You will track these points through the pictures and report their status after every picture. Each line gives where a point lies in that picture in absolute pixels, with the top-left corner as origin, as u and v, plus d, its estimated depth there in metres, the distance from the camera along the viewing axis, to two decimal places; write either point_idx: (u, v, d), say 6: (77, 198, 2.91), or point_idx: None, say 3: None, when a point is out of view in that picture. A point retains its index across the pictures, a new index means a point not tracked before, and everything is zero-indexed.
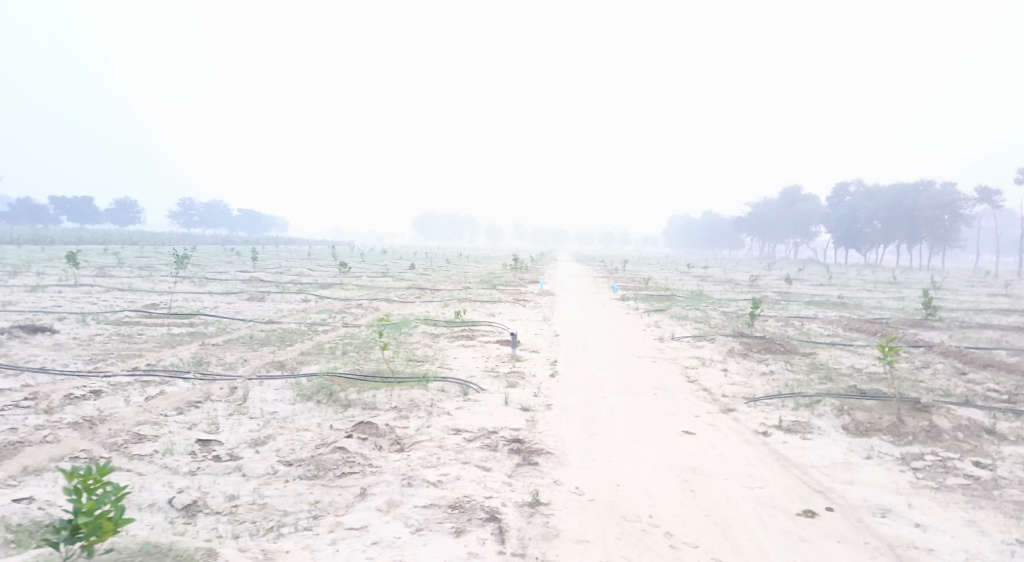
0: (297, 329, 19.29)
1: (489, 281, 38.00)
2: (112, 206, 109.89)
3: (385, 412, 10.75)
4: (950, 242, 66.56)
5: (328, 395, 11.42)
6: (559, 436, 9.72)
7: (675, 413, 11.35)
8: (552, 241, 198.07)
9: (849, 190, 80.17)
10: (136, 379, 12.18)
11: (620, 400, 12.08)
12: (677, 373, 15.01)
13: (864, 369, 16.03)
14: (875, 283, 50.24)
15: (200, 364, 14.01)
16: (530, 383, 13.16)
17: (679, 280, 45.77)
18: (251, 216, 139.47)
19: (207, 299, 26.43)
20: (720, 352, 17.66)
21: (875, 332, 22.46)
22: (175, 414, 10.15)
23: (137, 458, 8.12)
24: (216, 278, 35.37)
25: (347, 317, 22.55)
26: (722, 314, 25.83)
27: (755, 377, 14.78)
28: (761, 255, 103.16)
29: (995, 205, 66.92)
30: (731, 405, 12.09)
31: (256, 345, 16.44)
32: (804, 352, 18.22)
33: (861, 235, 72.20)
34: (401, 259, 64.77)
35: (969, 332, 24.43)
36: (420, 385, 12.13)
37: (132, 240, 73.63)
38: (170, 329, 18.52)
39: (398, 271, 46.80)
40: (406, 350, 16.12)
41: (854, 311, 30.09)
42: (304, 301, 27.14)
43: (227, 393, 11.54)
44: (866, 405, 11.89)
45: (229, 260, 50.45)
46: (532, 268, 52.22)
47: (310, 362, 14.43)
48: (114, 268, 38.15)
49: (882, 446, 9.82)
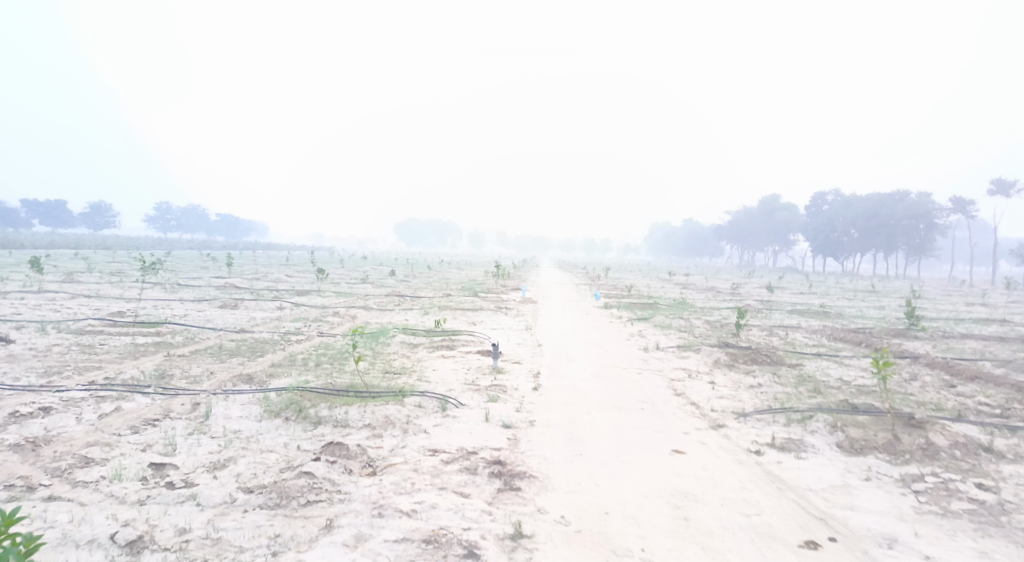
0: (270, 339, 18.51)
1: (471, 287, 37.41)
2: (86, 210, 107.64)
3: (358, 430, 10.11)
4: (926, 252, 67.25)
5: (298, 412, 10.75)
6: (543, 457, 9.16)
7: (663, 430, 10.84)
8: (533, 248, 197.48)
9: (827, 199, 80.89)
10: (91, 395, 11.39)
11: (605, 415, 11.57)
12: (663, 385, 14.52)
13: (852, 382, 15.66)
14: (856, 291, 50.51)
15: (162, 377, 13.24)
16: (512, 398, 12.57)
17: (660, 288, 45.45)
18: (230, 221, 137.47)
19: (177, 306, 25.53)
20: (706, 363, 17.21)
21: (860, 342, 22.18)
22: (129, 433, 9.42)
23: (80, 486, 7.40)
24: (189, 284, 34.33)
25: (323, 326, 21.86)
26: (706, 323, 25.49)
27: (743, 391, 14.33)
28: (740, 263, 103.32)
29: (969, 215, 67.88)
30: (721, 421, 11.63)
31: (224, 356, 15.68)
32: (790, 363, 17.88)
33: (839, 244, 72.25)
34: (381, 265, 63.85)
35: (952, 343, 24.31)
36: (396, 400, 11.50)
37: (106, 244, 71.90)
38: (134, 339, 17.65)
39: (377, 277, 46.01)
40: (382, 362, 15.47)
41: (837, 321, 29.96)
42: (279, 309, 26.29)
43: (189, 410, 10.81)
44: (859, 421, 11.50)
45: (204, 266, 49.28)
46: (513, 275, 51.77)
47: (280, 375, 13.71)
48: (83, 273, 36.87)
49: (879, 467, 9.39)
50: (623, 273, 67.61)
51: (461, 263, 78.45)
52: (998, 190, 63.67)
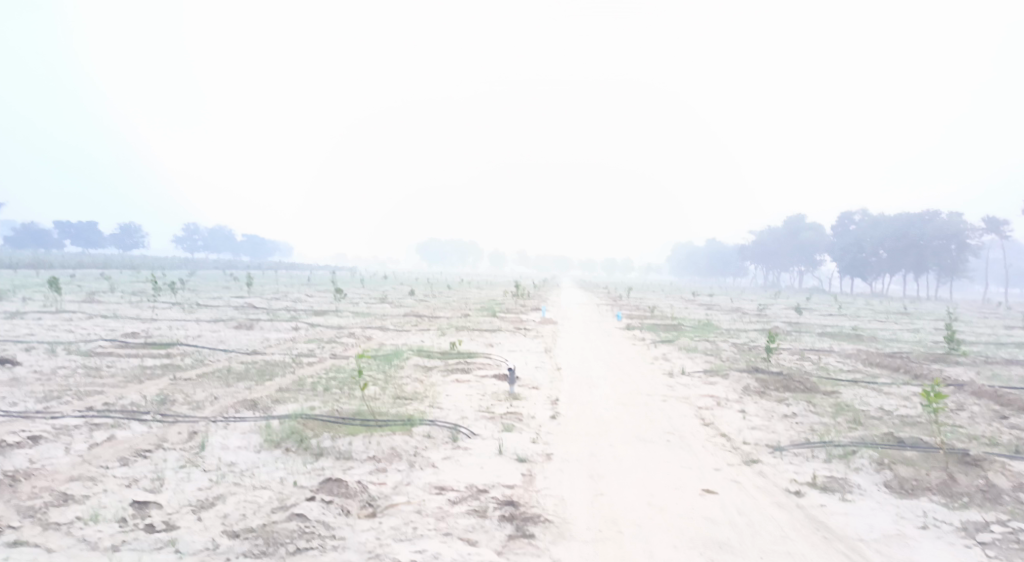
0: (280, 361, 17.95)
1: (490, 308, 36.71)
2: (116, 231, 109.39)
3: (361, 464, 9.40)
4: (958, 273, 65.15)
5: (299, 442, 10.07)
6: (560, 496, 8.38)
7: (692, 466, 9.98)
8: (554, 267, 196.99)
9: (853, 219, 79.09)
10: (87, 422, 10.86)
11: (629, 449, 10.72)
12: (690, 414, 13.60)
13: (894, 413, 14.57)
14: (887, 313, 48.63)
15: (164, 403, 12.69)
16: (528, 427, 11.77)
17: (684, 309, 44.16)
18: (255, 241, 138.89)
19: (191, 327, 25.18)
20: (735, 390, 16.24)
21: (898, 368, 21.02)
22: (117, 466, 8.83)
23: (52, 528, 6.83)
24: (208, 304, 34.12)
25: (336, 347, 21.28)
26: (734, 346, 24.43)
27: (777, 421, 13.34)
28: (765, 282, 101.33)
29: (1002, 235, 65.70)
30: (754, 455, 10.71)
31: (231, 380, 15.13)
32: (825, 390, 16.84)
33: (866, 265, 70.33)
34: (401, 285, 63.51)
35: (996, 369, 22.93)
36: (404, 430, 10.78)
37: (132, 265, 72.64)
38: (142, 362, 17.20)
39: (396, 297, 45.60)
40: (394, 387, 14.77)
41: (871, 344, 28.69)
42: (295, 329, 25.81)
43: (185, 439, 10.21)
44: (908, 458, 10.53)
45: (225, 286, 49.20)
46: (534, 295, 51.01)
47: (286, 401, 13.09)
48: (104, 293, 36.94)
49: (936, 512, 8.43)
50: (644, 293, 66.73)
51: (482, 283, 78.09)
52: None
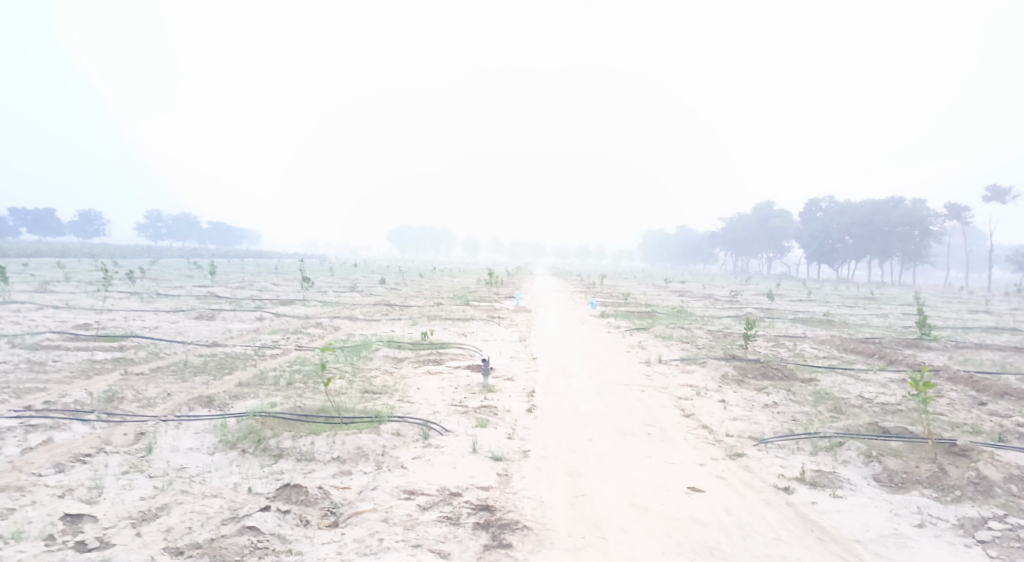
0: (242, 353, 17.07)
1: (462, 296, 35.95)
2: (76, 218, 105.62)
3: (324, 466, 8.72)
4: (922, 258, 66.21)
5: (256, 443, 9.32)
6: (538, 499, 7.83)
7: (675, 461, 9.51)
8: (527, 254, 196.61)
9: (821, 206, 79.80)
10: (22, 423, 9.96)
11: (610, 443, 10.20)
12: (670, 405, 13.15)
13: (875, 401, 14.32)
14: (855, 299, 49.12)
15: (112, 400, 11.80)
16: (503, 423, 11.16)
17: (657, 296, 43.93)
18: (222, 229, 135.43)
19: (149, 318, 24.02)
20: (713, 379, 15.85)
21: (873, 354, 20.89)
22: (51, 473, 8.00)
23: None
24: (168, 294, 32.72)
25: (302, 338, 20.42)
26: (709, 333, 24.13)
27: (758, 411, 12.97)
28: (734, 268, 102.20)
29: (965, 221, 66.80)
30: (739, 449, 10.28)
31: (188, 375, 14.24)
32: (803, 377, 16.60)
33: (833, 251, 71.13)
34: (372, 273, 62.17)
35: (967, 354, 22.98)
36: (371, 427, 10.11)
37: (91, 253, 69.93)
38: (92, 355, 16.16)
39: (366, 285, 44.51)
40: (362, 380, 14.02)
41: (843, 330, 28.69)
42: (259, 320, 24.82)
43: (130, 441, 9.38)
44: (895, 449, 10.20)
45: (189, 274, 47.56)
46: (508, 283, 50.34)
47: (246, 397, 12.28)
48: (58, 282, 35.26)
49: (930, 508, 8.07)
50: (617, 281, 66.64)
51: (454, 271, 77.27)
52: (994, 195, 62.76)
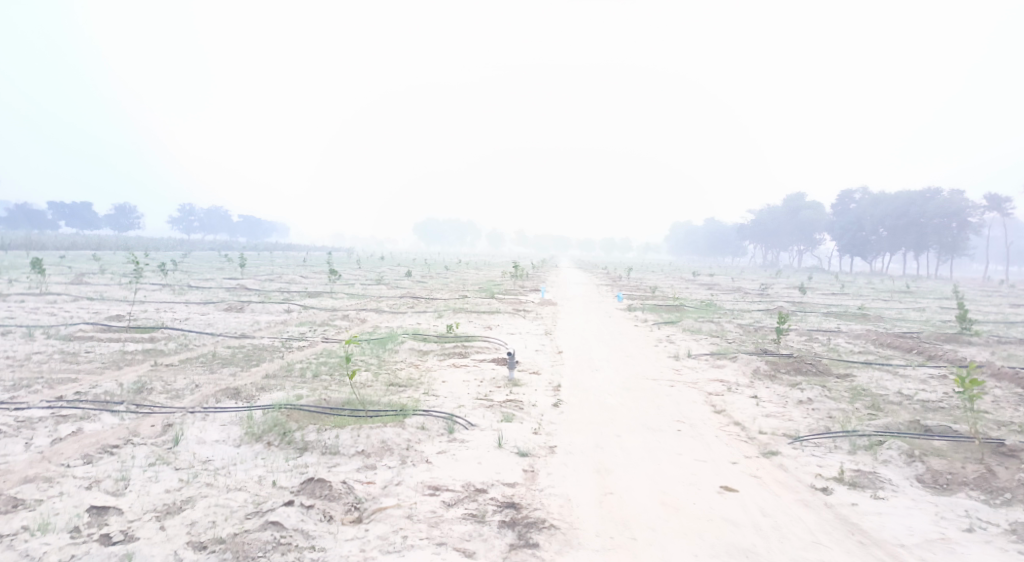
0: (269, 345, 17.14)
1: (488, 289, 35.84)
2: (112, 212, 108.02)
3: (348, 460, 8.63)
4: (959, 251, 64.29)
5: (281, 435, 9.27)
6: (565, 496, 7.65)
7: (707, 459, 9.22)
8: (553, 247, 196.01)
9: (854, 197, 77.92)
10: (53, 414, 10.06)
11: (638, 439, 9.96)
12: (700, 401, 12.84)
13: (914, 397, 13.82)
14: (890, 292, 47.90)
15: (141, 391, 11.89)
16: (529, 417, 10.97)
17: (685, 289, 43.29)
18: (252, 222, 137.34)
19: (179, 310, 24.32)
20: (745, 374, 15.46)
21: (910, 349, 20.24)
22: (78, 464, 8.04)
23: None
24: (199, 286, 33.19)
25: (329, 330, 20.48)
26: (739, 327, 23.63)
27: (792, 408, 12.59)
28: (764, 261, 100.52)
29: (1005, 213, 64.64)
30: (773, 447, 9.95)
31: (216, 366, 14.33)
32: (838, 372, 16.13)
33: (866, 244, 69.44)
34: (399, 266, 62.42)
35: (1010, 349, 22.16)
36: (396, 421, 10.00)
37: (126, 246, 71.46)
38: (123, 346, 16.36)
39: (393, 278, 44.67)
40: (387, 373, 13.96)
41: (878, 324, 27.91)
42: (286, 312, 24.99)
43: (157, 432, 9.40)
44: (938, 448, 9.78)
45: (220, 267, 48.22)
46: (534, 276, 50.09)
47: (273, 389, 12.28)
48: (93, 274, 36.00)
49: (979, 511, 7.69)
50: (644, 274, 65.97)
51: (480, 263, 77.28)
52: None
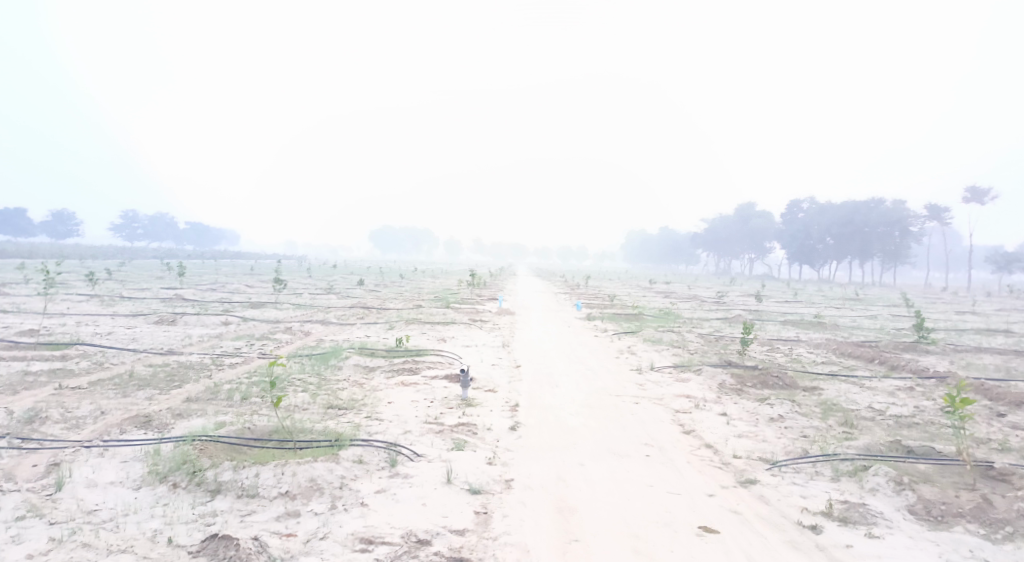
0: (197, 363, 15.49)
1: (443, 297, 34.50)
2: (48, 219, 102.25)
3: (269, 505, 7.33)
4: (902, 259, 65.91)
5: (190, 475, 7.84)
6: (523, 547, 6.60)
7: (680, 491, 8.23)
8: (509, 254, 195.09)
9: (801, 207, 79.38)
10: None
11: (603, 469, 8.90)
12: (667, 420, 11.88)
13: (887, 412, 13.15)
14: (842, 299, 48.46)
15: (33, 421, 10.24)
16: (484, 444, 9.80)
17: (643, 297, 42.68)
18: (200, 229, 132.33)
19: (103, 323, 22.27)
20: (711, 389, 14.62)
21: (873, 360, 19.77)
22: None
23: None
24: (131, 297, 30.90)
25: (268, 344, 18.87)
26: (700, 337, 22.94)
27: (766, 427, 11.75)
28: (716, 269, 101.71)
29: (944, 222, 66.59)
30: (751, 474, 9.03)
31: (131, 389, 12.68)
32: (806, 385, 15.46)
33: (813, 251, 70.58)
34: (352, 274, 60.27)
35: (966, 358, 21.96)
36: (330, 454, 8.68)
37: (59, 255, 67.16)
38: (26, 367, 14.47)
39: (345, 286, 42.87)
40: (328, 393, 12.58)
41: (835, 333, 27.71)
42: (223, 324, 23.14)
43: (38, 476, 7.87)
44: (926, 473, 9.03)
45: (160, 276, 45.44)
46: (491, 284, 48.93)
47: (192, 416, 10.76)
48: (14, 284, 33.20)
49: (982, 551, 6.94)
50: (600, 281, 65.44)
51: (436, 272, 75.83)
52: (973, 196, 62.56)
